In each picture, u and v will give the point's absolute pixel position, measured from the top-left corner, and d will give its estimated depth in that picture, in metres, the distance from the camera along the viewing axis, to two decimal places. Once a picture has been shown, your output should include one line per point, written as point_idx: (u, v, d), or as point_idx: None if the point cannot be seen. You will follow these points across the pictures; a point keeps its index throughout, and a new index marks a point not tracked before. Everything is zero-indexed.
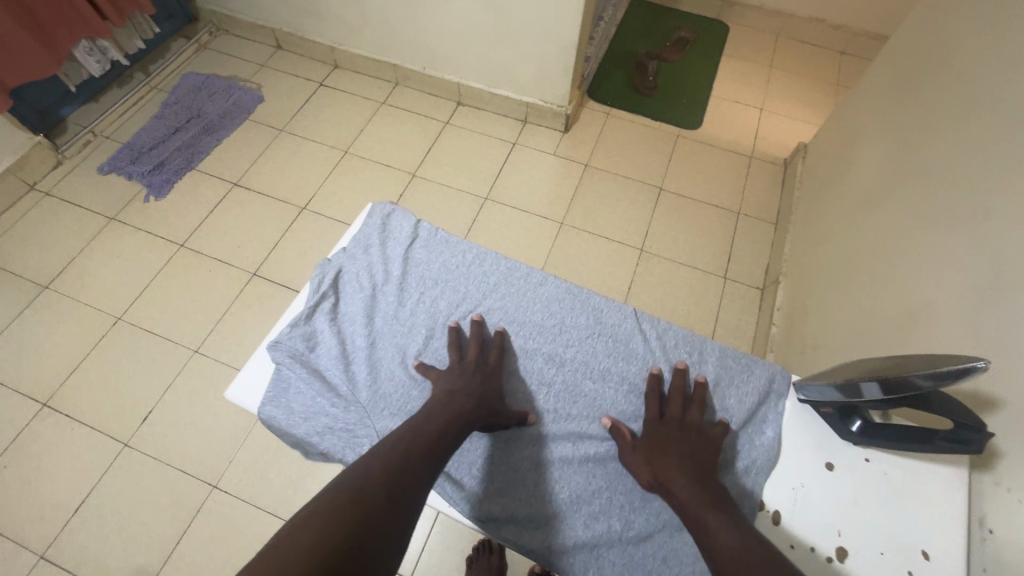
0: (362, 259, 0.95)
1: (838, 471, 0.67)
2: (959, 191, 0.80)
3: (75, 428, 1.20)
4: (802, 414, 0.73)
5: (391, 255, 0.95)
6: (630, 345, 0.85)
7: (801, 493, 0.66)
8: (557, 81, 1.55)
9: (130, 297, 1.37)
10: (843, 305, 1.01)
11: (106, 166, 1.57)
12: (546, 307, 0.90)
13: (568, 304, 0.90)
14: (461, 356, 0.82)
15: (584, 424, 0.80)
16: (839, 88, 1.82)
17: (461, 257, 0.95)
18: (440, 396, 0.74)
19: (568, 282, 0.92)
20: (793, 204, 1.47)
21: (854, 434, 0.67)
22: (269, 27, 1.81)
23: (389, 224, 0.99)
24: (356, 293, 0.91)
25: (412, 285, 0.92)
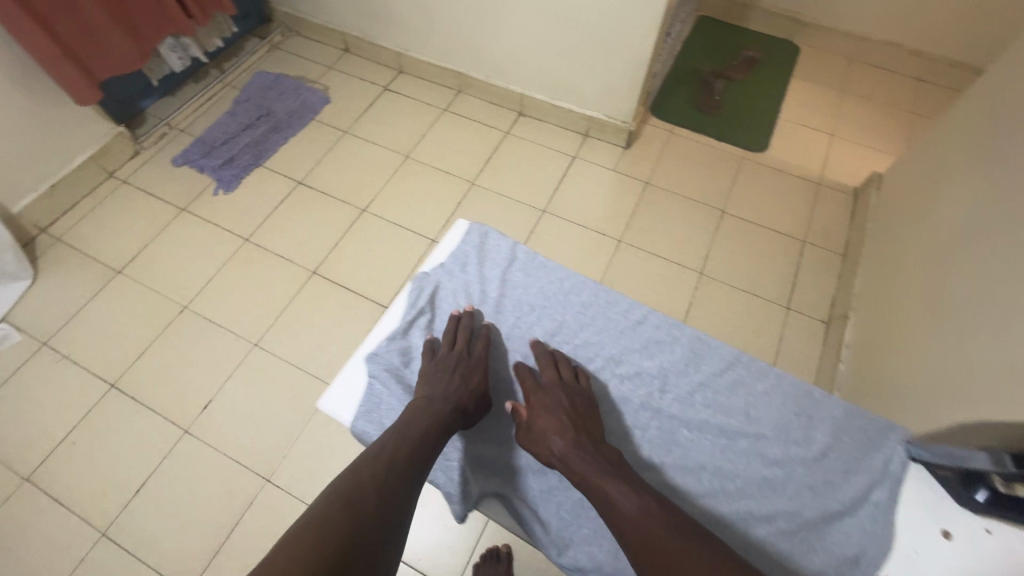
0: (448, 276, 1.03)
1: (955, 540, 0.76)
2: None
3: (139, 411, 1.24)
4: (920, 478, 0.81)
5: (487, 276, 1.03)
6: (729, 393, 0.89)
7: (918, 558, 0.76)
8: (622, 97, 1.53)
9: (196, 287, 1.41)
10: (930, 353, 0.94)
11: (179, 158, 1.63)
12: (646, 342, 0.94)
13: (675, 344, 0.94)
14: (450, 346, 0.93)
15: (687, 477, 0.84)
16: (915, 116, 1.75)
17: (558, 284, 1.01)
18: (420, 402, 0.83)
19: (666, 321, 0.97)
20: (864, 237, 1.41)
21: (978, 503, 0.75)
22: (339, 30, 1.85)
23: (486, 243, 1.06)
24: (450, 309, 1.00)
25: (505, 307, 1.00)
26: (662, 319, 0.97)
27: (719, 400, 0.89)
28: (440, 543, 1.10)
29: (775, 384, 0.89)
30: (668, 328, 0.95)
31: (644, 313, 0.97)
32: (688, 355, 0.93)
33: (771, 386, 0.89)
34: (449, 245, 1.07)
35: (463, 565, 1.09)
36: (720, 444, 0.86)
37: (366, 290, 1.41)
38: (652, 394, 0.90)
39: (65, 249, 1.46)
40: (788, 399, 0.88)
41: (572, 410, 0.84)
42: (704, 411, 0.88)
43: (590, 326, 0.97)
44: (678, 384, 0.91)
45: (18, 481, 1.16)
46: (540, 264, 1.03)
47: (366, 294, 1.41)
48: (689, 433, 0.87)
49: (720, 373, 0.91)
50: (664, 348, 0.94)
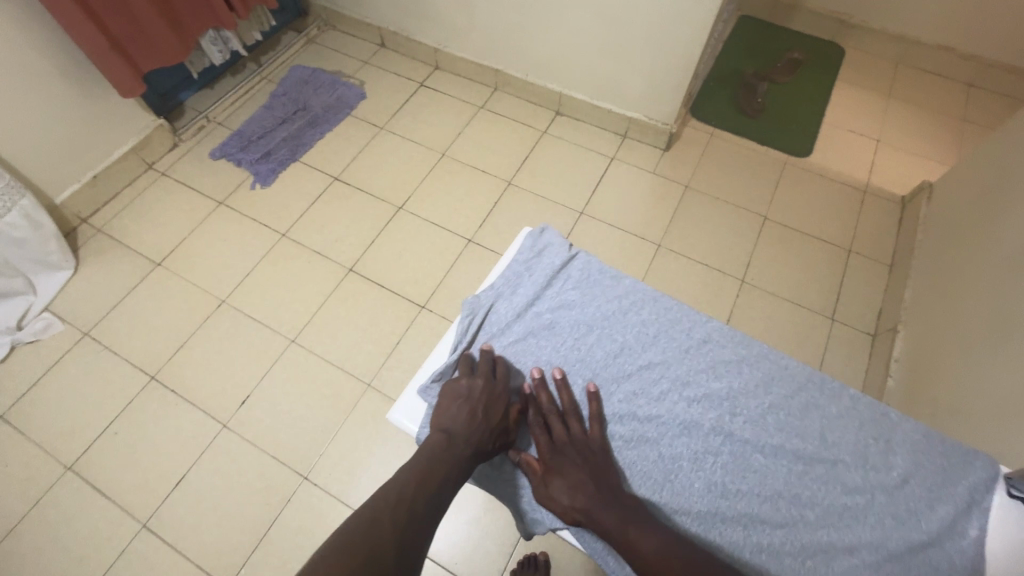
0: (510, 290, 0.87)
1: None
2: None
3: (179, 404, 1.25)
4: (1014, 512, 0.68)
5: (540, 289, 0.86)
6: (801, 415, 0.75)
7: None
8: (665, 99, 1.50)
9: (234, 281, 1.41)
10: (997, 372, 0.90)
11: (217, 151, 1.63)
12: (710, 361, 0.79)
13: (733, 357, 0.79)
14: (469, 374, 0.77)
15: (754, 505, 0.71)
16: (966, 123, 1.69)
17: (620, 292, 0.85)
18: (438, 440, 0.69)
19: (735, 338, 0.81)
20: (915, 248, 1.37)
21: None
22: (376, 25, 1.84)
23: (544, 248, 0.90)
24: (513, 334, 0.83)
25: (564, 323, 0.83)
26: (722, 329, 0.82)
27: (788, 424, 0.75)
28: (476, 547, 1.10)
29: (849, 403, 0.75)
30: (733, 341, 0.80)
31: (701, 321, 0.82)
32: (758, 373, 0.78)
33: (846, 405, 0.75)
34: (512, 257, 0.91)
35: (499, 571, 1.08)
36: (793, 472, 0.72)
37: (403, 288, 1.40)
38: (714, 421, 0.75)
39: (106, 240, 1.47)
40: (862, 418, 0.75)
41: (589, 463, 0.72)
42: (764, 441, 0.74)
43: (648, 339, 0.81)
44: (737, 406, 0.76)
45: (61, 469, 1.17)
46: (602, 271, 0.87)
47: (402, 292, 1.40)
48: (752, 467, 0.73)
49: (785, 391, 0.77)
50: (725, 363, 0.79)
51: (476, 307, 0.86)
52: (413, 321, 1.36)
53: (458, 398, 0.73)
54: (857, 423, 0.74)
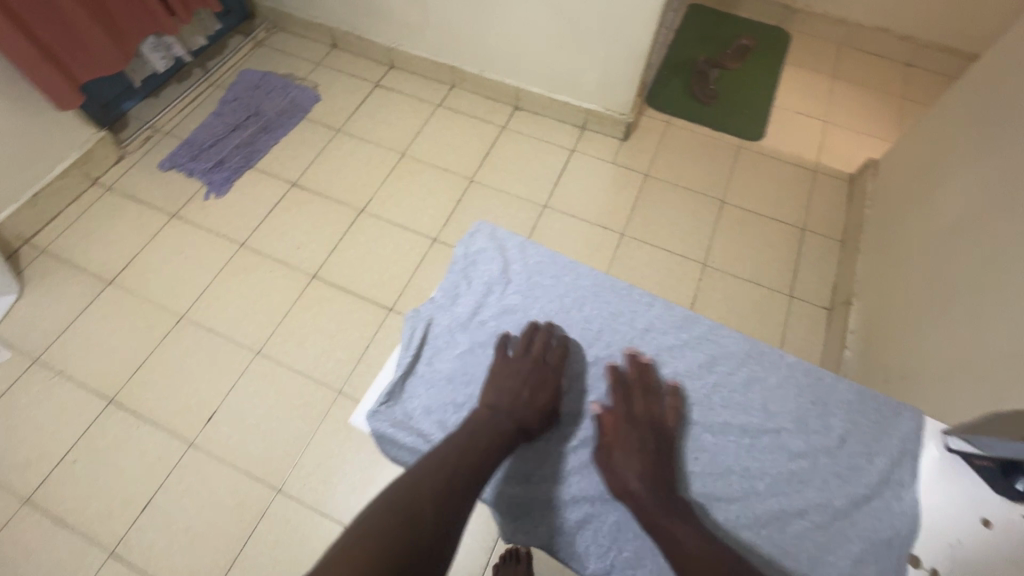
0: (452, 299, 0.90)
1: (997, 528, 0.70)
2: None
3: (141, 426, 1.20)
4: (954, 463, 0.76)
5: (483, 295, 0.90)
6: (744, 391, 0.82)
7: (957, 549, 0.71)
8: (621, 89, 1.52)
9: (192, 295, 1.37)
10: (942, 337, 0.95)
11: (166, 162, 1.58)
12: (654, 348, 0.86)
13: (662, 334, 0.87)
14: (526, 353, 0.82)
15: (714, 483, 0.76)
16: (907, 101, 1.76)
17: (557, 281, 0.91)
18: (484, 414, 0.76)
19: (679, 320, 0.88)
20: (864, 223, 1.42)
21: (1016, 492, 0.71)
22: (326, 26, 1.80)
23: (477, 251, 0.94)
24: (456, 337, 0.87)
25: (511, 325, 0.88)
26: (652, 307, 0.89)
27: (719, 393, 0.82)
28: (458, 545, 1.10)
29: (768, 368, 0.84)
30: (666, 320, 0.88)
31: (633, 302, 0.90)
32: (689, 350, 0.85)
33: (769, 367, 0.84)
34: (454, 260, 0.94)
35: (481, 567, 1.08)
36: (741, 447, 0.78)
37: (369, 292, 1.39)
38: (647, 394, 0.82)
39: (51, 260, 1.40)
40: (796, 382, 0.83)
41: (662, 445, 0.76)
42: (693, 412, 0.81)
43: (582, 325, 0.88)
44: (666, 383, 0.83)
45: (18, 503, 1.12)
46: (543, 257, 0.93)
47: (369, 296, 1.38)
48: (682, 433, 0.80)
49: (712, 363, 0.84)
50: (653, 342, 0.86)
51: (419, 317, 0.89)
52: (382, 324, 1.34)
53: (502, 379, 0.80)
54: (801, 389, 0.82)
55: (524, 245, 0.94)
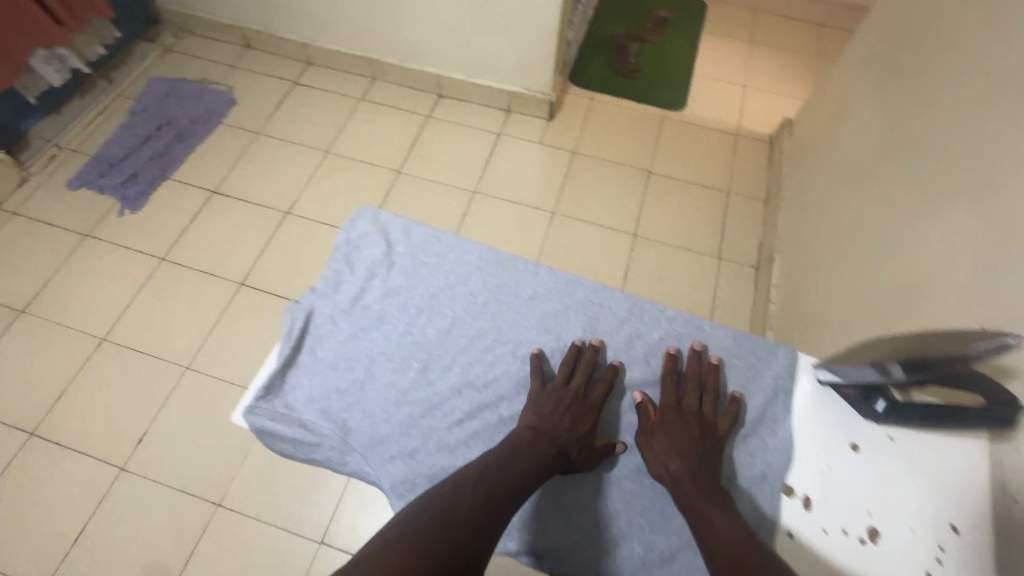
0: (334, 285, 1.02)
1: (864, 452, 0.73)
2: (967, 159, 0.78)
3: (68, 456, 1.15)
4: (828, 396, 0.80)
5: (369, 280, 1.02)
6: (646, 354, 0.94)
7: (828, 475, 0.73)
8: (539, 68, 1.52)
9: (113, 316, 1.32)
10: (847, 279, 1.00)
11: (75, 181, 1.50)
12: (538, 315, 0.98)
13: (517, 289, 1.00)
14: (564, 381, 0.88)
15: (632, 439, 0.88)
16: (820, 60, 1.82)
17: (432, 253, 1.04)
18: (526, 432, 0.81)
19: (557, 281, 1.00)
20: (783, 180, 1.47)
21: (878, 413, 0.72)
22: (236, 25, 1.74)
23: (359, 237, 1.06)
24: (337, 320, 0.99)
25: (392, 307, 0.99)
26: (503, 263, 1.02)
27: (558, 328, 0.96)
28: None
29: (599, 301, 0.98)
30: (519, 270, 1.02)
31: (492, 260, 1.03)
32: (538, 297, 0.99)
33: (603, 300, 0.98)
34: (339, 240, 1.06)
35: None
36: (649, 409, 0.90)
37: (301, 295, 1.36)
38: (490, 332, 0.96)
39: None
40: (639, 312, 0.97)
41: (704, 438, 0.80)
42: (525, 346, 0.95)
43: (449, 285, 1.01)
44: (511, 322, 0.97)
45: None
46: (422, 234, 1.06)
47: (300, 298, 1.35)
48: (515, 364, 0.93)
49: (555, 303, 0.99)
50: (507, 293, 0.99)
51: (304, 306, 1.00)
52: None
53: (545, 404, 0.85)
54: (647, 318, 0.96)
55: (409, 224, 1.08)
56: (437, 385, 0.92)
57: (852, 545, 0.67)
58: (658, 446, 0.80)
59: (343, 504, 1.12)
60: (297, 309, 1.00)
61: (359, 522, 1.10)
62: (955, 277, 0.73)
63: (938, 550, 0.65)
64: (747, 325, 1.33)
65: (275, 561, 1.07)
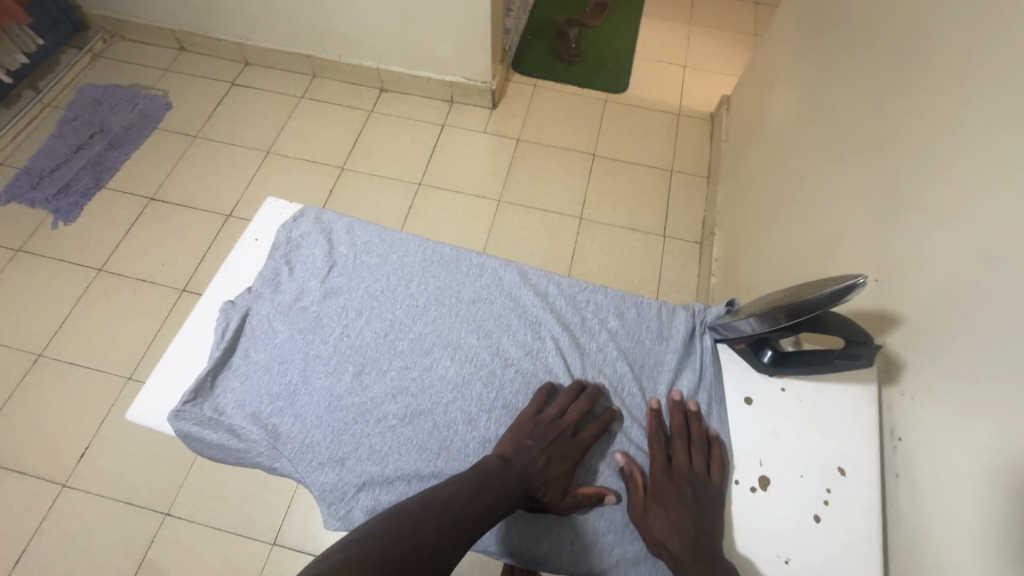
0: (271, 284, 0.80)
1: (755, 405, 0.67)
2: (872, 120, 0.80)
3: (6, 476, 1.12)
4: (720, 353, 0.72)
5: (305, 279, 0.81)
6: (632, 353, 0.75)
7: (724, 431, 0.67)
8: (477, 57, 1.51)
9: (50, 331, 1.28)
10: (773, 246, 1.02)
11: (3, 195, 1.45)
12: (495, 316, 0.78)
13: (477, 286, 0.81)
14: (557, 416, 0.68)
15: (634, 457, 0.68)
16: (757, 38, 1.85)
17: (389, 248, 0.84)
18: (495, 463, 0.62)
19: (517, 273, 0.82)
20: (722, 156, 1.49)
21: (764, 365, 0.68)
22: (167, 28, 1.69)
23: (301, 233, 0.84)
24: (275, 322, 0.77)
25: (333, 309, 0.78)
26: (474, 257, 0.84)
27: (531, 322, 0.78)
28: None
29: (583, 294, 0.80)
30: (493, 267, 0.82)
31: (462, 255, 0.84)
32: (509, 292, 0.80)
33: (592, 294, 0.80)
34: (244, 239, 0.85)
35: None
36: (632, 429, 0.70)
37: None
38: (442, 335, 0.77)
39: None
40: (630, 303, 0.79)
41: (697, 499, 0.61)
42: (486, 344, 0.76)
43: (407, 279, 0.81)
44: (474, 320, 0.78)
45: None
46: (378, 230, 0.86)
47: None
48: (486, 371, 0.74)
49: (533, 295, 0.80)
50: (465, 298, 0.79)
51: (235, 306, 0.78)
52: None
53: (525, 440, 0.66)
54: (636, 312, 0.78)
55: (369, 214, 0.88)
56: (383, 389, 0.73)
57: (742, 493, 0.63)
58: (654, 524, 0.60)
59: (295, 503, 1.11)
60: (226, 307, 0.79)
61: (313, 519, 1.09)
62: (860, 233, 0.75)
63: (825, 493, 0.61)
64: (691, 299, 1.35)
65: (226, 564, 1.06)
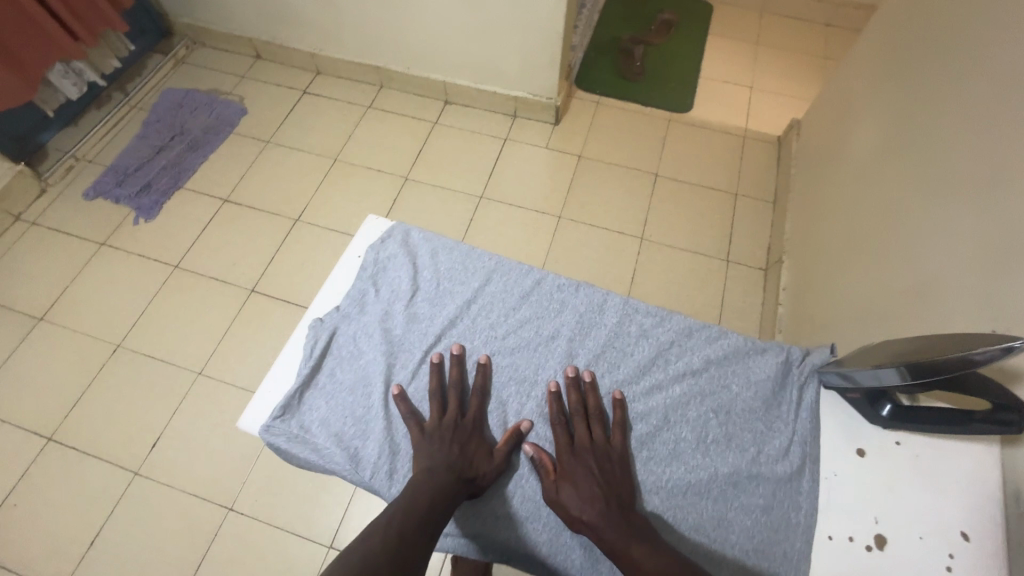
0: (357, 305, 0.82)
1: (868, 456, 0.65)
2: (975, 158, 0.77)
3: (83, 460, 1.17)
4: (828, 399, 0.70)
5: (390, 301, 0.82)
6: (713, 391, 0.72)
7: (835, 481, 0.64)
8: (544, 74, 1.52)
9: (128, 323, 1.34)
10: (855, 282, 0.99)
11: (91, 191, 1.53)
12: (579, 348, 0.77)
13: (561, 319, 0.79)
14: (438, 415, 0.72)
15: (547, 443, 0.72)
16: (827, 61, 1.80)
17: (473, 275, 0.83)
18: (420, 475, 0.65)
19: (602, 305, 0.80)
20: (791, 183, 1.45)
21: (883, 418, 0.64)
22: (246, 37, 1.77)
23: (388, 256, 0.85)
24: (361, 342, 0.79)
25: (415, 334, 0.79)
26: (559, 287, 0.82)
27: (608, 361, 0.76)
28: None
29: (655, 338, 0.77)
30: (575, 300, 0.81)
31: (547, 285, 0.82)
32: (592, 328, 0.79)
33: (668, 336, 0.77)
34: (348, 257, 0.89)
35: (441, 558, 1.08)
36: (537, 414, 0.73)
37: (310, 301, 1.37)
38: (521, 370, 0.76)
39: None
40: (716, 345, 0.75)
41: (606, 471, 0.66)
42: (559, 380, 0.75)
43: (488, 307, 0.81)
44: (554, 353, 0.77)
45: None
46: (461, 255, 0.86)
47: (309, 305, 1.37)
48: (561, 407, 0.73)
49: (608, 334, 0.78)
50: (547, 332, 0.78)
51: (323, 324, 0.80)
52: None
53: (426, 445, 0.69)
54: (725, 353, 0.75)
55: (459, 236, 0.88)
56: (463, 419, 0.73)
57: (857, 551, 0.60)
58: (566, 499, 0.64)
59: (353, 507, 1.13)
60: (314, 324, 0.81)
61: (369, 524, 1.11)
62: (962, 283, 0.72)
63: (947, 558, 0.58)
64: (755, 327, 1.32)
65: (284, 563, 1.08)
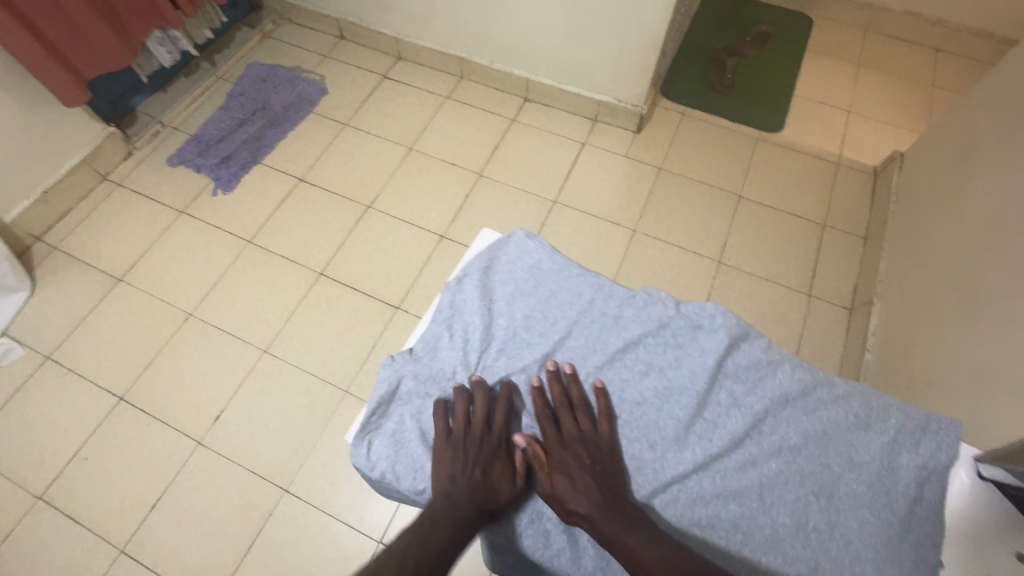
0: (431, 350, 0.77)
1: None
2: None
3: (151, 423, 1.21)
4: (983, 493, 0.63)
5: (466, 347, 0.77)
6: (827, 471, 0.64)
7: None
8: (634, 81, 1.46)
9: (201, 293, 1.37)
10: (975, 342, 0.91)
11: (174, 158, 1.57)
12: (671, 409, 0.70)
13: (651, 377, 0.72)
14: (466, 424, 0.69)
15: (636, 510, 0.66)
16: (936, 90, 1.68)
17: (553, 325, 0.76)
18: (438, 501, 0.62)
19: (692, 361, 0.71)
20: (889, 220, 1.36)
21: None
22: (333, 17, 1.76)
23: (464, 298, 0.79)
24: (431, 393, 0.74)
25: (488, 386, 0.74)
26: (650, 338, 0.74)
27: (699, 429, 0.68)
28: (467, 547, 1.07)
29: (750, 405, 0.68)
30: (658, 349, 0.73)
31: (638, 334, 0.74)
32: (687, 390, 0.70)
33: (761, 405, 0.68)
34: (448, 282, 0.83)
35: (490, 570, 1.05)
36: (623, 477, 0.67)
37: (376, 290, 1.37)
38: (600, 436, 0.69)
39: (62, 256, 1.41)
40: (815, 416, 0.67)
41: (595, 462, 0.67)
42: (649, 448, 0.68)
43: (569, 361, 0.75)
44: (642, 415, 0.70)
45: (33, 498, 1.13)
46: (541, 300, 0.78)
47: (375, 294, 1.36)
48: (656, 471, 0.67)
49: (695, 396, 0.69)
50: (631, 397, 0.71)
51: (393, 364, 0.77)
52: (390, 323, 1.32)
53: (449, 461, 0.66)
54: (825, 425, 0.66)
55: (539, 276, 0.80)
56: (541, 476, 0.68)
57: None
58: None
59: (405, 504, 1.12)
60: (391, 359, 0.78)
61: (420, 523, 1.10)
62: None
63: None
64: (834, 371, 1.25)
65: (334, 551, 1.09)
